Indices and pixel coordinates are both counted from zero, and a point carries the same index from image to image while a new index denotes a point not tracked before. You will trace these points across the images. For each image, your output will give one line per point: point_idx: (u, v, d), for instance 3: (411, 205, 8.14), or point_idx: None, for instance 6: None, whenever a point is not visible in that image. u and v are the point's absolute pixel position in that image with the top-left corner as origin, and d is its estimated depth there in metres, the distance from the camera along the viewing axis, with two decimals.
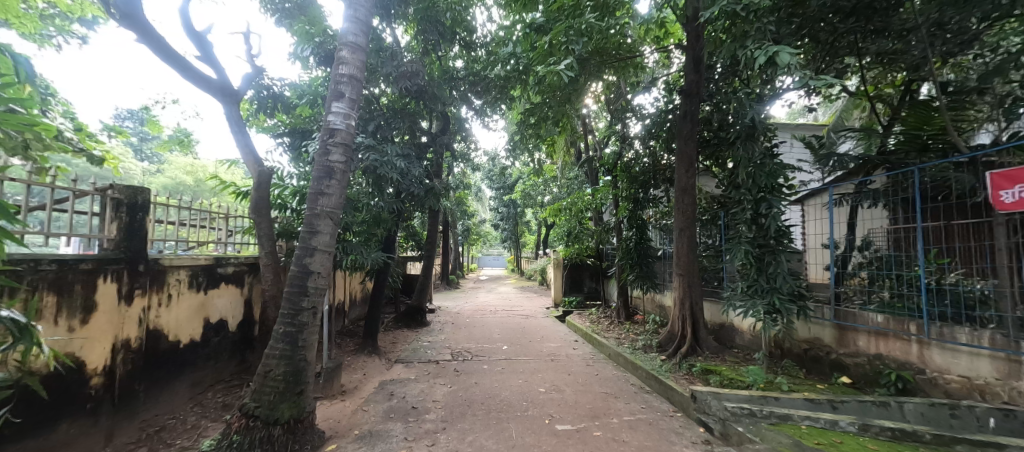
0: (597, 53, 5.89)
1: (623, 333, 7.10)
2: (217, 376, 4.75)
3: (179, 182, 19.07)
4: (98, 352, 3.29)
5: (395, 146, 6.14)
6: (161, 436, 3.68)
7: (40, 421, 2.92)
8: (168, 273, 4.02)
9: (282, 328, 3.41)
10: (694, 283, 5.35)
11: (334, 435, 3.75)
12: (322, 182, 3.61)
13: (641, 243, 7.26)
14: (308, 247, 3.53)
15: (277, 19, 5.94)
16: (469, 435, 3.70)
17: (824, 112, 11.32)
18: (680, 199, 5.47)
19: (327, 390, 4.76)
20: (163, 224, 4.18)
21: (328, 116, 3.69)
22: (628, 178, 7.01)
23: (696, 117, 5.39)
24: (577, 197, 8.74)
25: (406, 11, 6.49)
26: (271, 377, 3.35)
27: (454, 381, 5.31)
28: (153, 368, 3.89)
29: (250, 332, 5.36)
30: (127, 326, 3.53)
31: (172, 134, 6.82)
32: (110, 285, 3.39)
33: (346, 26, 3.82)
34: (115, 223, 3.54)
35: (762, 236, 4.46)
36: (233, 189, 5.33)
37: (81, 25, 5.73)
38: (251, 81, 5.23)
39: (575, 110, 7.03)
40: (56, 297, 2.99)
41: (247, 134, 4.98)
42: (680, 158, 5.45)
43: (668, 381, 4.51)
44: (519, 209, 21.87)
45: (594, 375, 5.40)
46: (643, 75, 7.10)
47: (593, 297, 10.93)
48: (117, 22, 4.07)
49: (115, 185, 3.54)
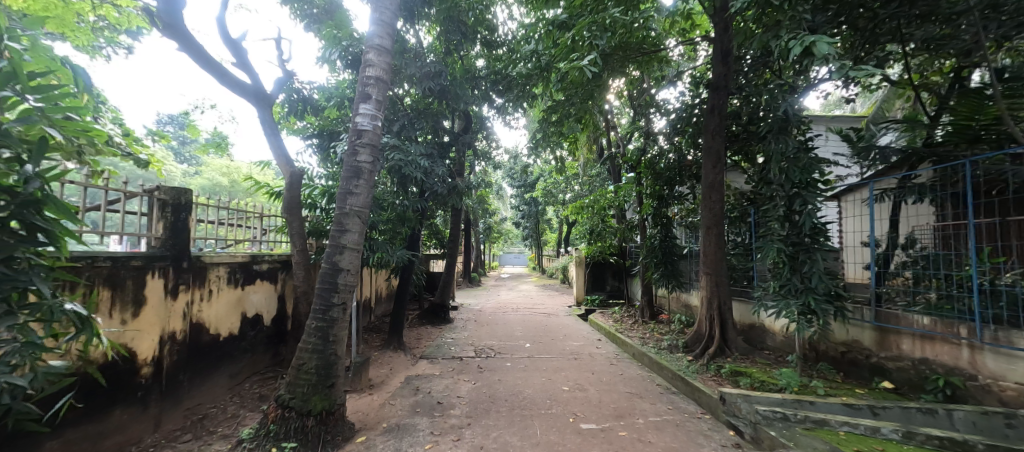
0: (621, 48, 5.80)
1: (648, 333, 6.99)
2: (253, 368, 4.96)
3: (216, 182, 20.00)
4: (147, 344, 3.49)
5: (419, 145, 6.25)
6: (204, 424, 3.89)
7: (98, 407, 3.13)
8: (208, 269, 4.23)
9: (314, 323, 3.54)
10: (722, 282, 5.21)
11: (363, 427, 3.86)
12: (351, 182, 3.72)
13: (666, 241, 7.10)
14: (337, 245, 3.63)
15: (306, 24, 6.10)
16: (494, 431, 3.73)
17: (861, 102, 10.80)
18: (708, 195, 5.34)
19: (356, 383, 4.89)
20: (203, 224, 4.39)
21: (356, 117, 3.79)
22: (652, 175, 6.85)
23: (724, 111, 5.24)
24: (599, 194, 8.66)
25: (428, 12, 6.58)
26: (304, 370, 3.48)
27: (478, 377, 5.37)
28: (196, 359, 4.09)
29: (283, 327, 5.57)
30: (172, 319, 3.74)
31: (209, 138, 7.13)
32: (158, 280, 3.59)
33: (372, 30, 3.92)
34: (161, 223, 3.74)
35: (796, 234, 4.29)
36: (267, 189, 5.55)
37: (128, 36, 6.06)
38: (282, 86, 5.43)
39: (598, 106, 6.95)
40: (110, 292, 3.18)
41: (279, 136, 5.17)
42: (707, 153, 5.32)
43: (695, 383, 4.41)
44: (540, 207, 21.80)
45: (618, 374, 5.35)
46: (668, 69, 6.96)
47: (616, 296, 10.83)
48: (161, 31, 4.30)
49: (161, 186, 3.74)
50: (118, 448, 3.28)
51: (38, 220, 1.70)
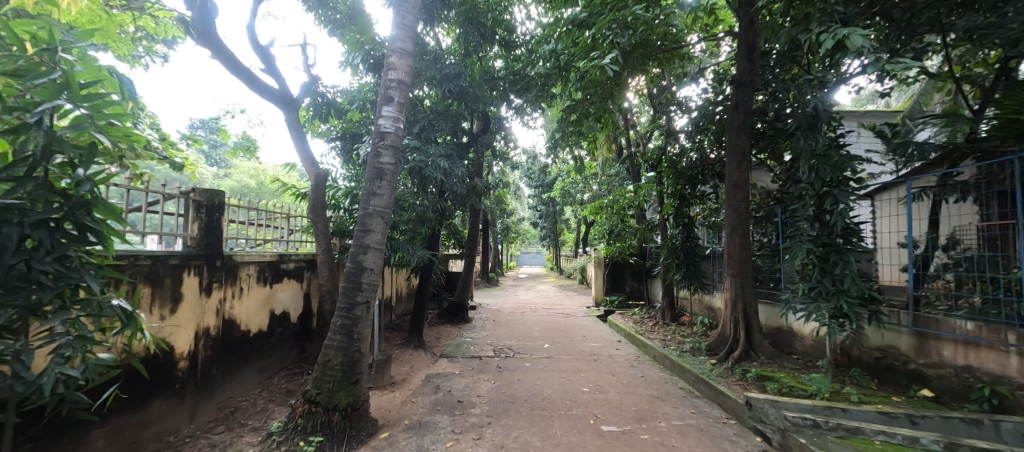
0: (642, 45, 5.71)
1: (670, 335, 6.88)
2: (281, 363, 5.12)
3: (244, 184, 20.68)
4: (184, 339, 3.65)
5: (439, 147, 6.32)
6: (236, 416, 4.05)
7: (139, 398, 3.29)
8: (239, 268, 4.39)
9: (339, 321, 3.63)
10: (747, 284, 5.08)
11: (386, 423, 3.93)
12: (374, 183, 3.79)
13: (688, 242, 6.97)
14: (361, 244, 3.71)
15: (329, 30, 6.07)
16: (514, 431, 3.75)
17: (897, 97, 10.33)
18: (732, 194, 5.21)
19: (378, 380, 4.99)
20: (234, 224, 4.56)
21: (379, 120, 3.87)
22: (673, 174, 6.70)
23: (749, 108, 5.11)
24: (619, 194, 8.56)
25: (448, 15, 6.65)
26: (329, 367, 3.56)
27: (498, 377, 5.39)
28: (228, 354, 4.26)
29: (308, 324, 5.72)
30: (206, 315, 3.89)
31: (238, 141, 7.38)
32: (193, 278, 3.74)
33: (394, 33, 3.99)
34: (197, 223, 3.90)
35: (826, 234, 4.15)
36: (293, 190, 5.71)
37: (164, 45, 6.33)
38: (308, 90, 5.57)
39: (618, 105, 6.87)
40: (151, 289, 3.33)
41: (305, 139, 5.31)
42: (731, 151, 5.19)
43: (719, 386, 4.32)
44: (558, 207, 21.71)
45: (639, 376, 5.29)
46: (689, 65, 6.83)
47: (635, 297, 10.69)
48: (195, 39, 4.48)
49: (196, 188, 3.90)
50: (158, 437, 3.44)
51: (88, 221, 1.81)
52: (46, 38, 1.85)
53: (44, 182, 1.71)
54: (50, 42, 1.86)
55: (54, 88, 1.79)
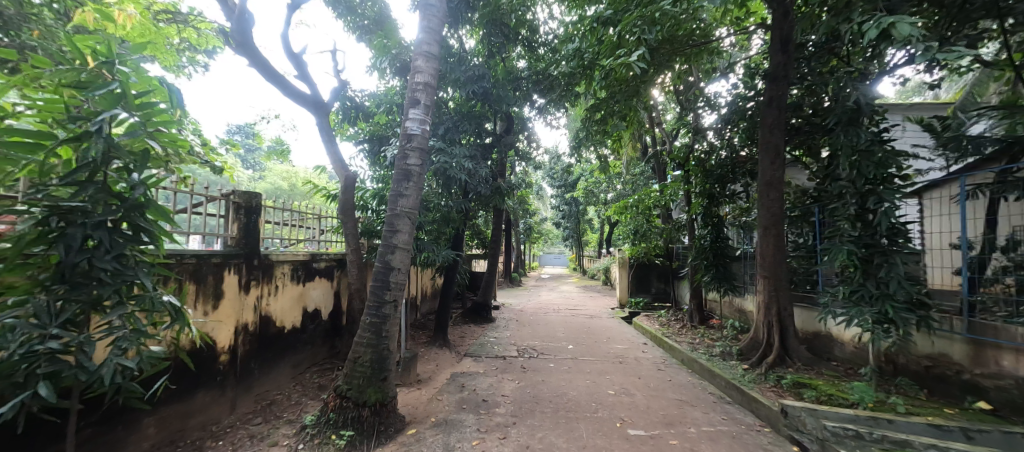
0: (668, 41, 5.61)
1: (698, 338, 6.71)
2: (313, 359, 5.29)
3: (278, 187, 21.52)
4: (225, 333, 3.82)
5: (463, 148, 6.39)
6: (272, 409, 4.21)
7: (186, 389, 3.47)
8: (275, 266, 4.56)
9: (368, 318, 3.71)
10: (782, 287, 4.89)
11: (413, 420, 4.01)
12: (401, 184, 3.87)
13: (718, 243, 6.77)
14: (389, 244, 3.79)
15: (357, 36, 6.25)
16: (539, 432, 3.75)
17: (948, 88, 9.67)
18: (765, 193, 5.03)
19: (405, 378, 5.08)
20: (269, 224, 4.75)
21: (406, 123, 3.94)
22: (701, 173, 6.52)
23: (784, 102, 4.92)
24: (644, 194, 8.40)
25: (471, 17, 6.73)
26: (360, 363, 3.65)
27: (523, 377, 5.40)
28: (264, 349, 4.43)
29: (338, 321, 5.89)
30: (245, 311, 4.07)
31: (272, 145, 7.65)
32: (233, 276, 3.92)
33: (420, 37, 4.05)
34: (236, 223, 4.08)
35: (869, 234, 3.95)
36: (324, 192, 5.89)
37: (205, 55, 6.65)
38: (338, 94, 5.74)
39: (644, 103, 6.75)
40: (196, 286, 3.51)
41: (335, 142, 5.47)
42: (764, 148, 5.02)
43: (753, 393, 4.17)
44: (581, 207, 21.52)
45: (667, 380, 5.18)
46: (718, 60, 6.63)
47: (662, 299, 10.47)
48: (234, 49, 4.70)
49: (235, 190, 4.09)
50: (202, 427, 3.62)
51: (142, 221, 1.93)
52: (105, 52, 1.98)
53: (103, 186, 1.84)
54: (107, 56, 1.99)
55: (112, 99, 1.93)
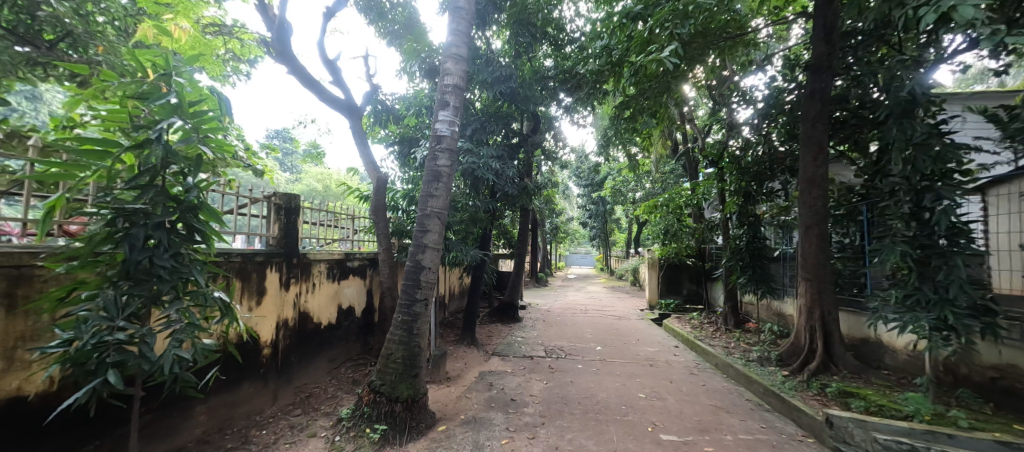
0: (701, 34, 5.44)
1: (733, 342, 6.49)
2: (347, 354, 5.47)
3: (313, 188, 22.36)
4: (267, 328, 4.01)
5: (490, 148, 6.46)
6: (310, 401, 4.39)
7: (233, 380, 3.67)
8: (312, 265, 4.74)
9: (400, 316, 3.80)
10: (825, 289, 4.67)
11: (443, 417, 4.08)
12: (431, 185, 3.94)
13: (755, 243, 6.52)
14: (420, 244, 3.87)
15: (388, 41, 6.39)
16: (568, 433, 3.73)
17: (1015, 75, 8.87)
18: (806, 191, 4.81)
19: (435, 375, 5.18)
20: (306, 225, 4.93)
21: (435, 124, 4.01)
22: (736, 170, 6.28)
23: (827, 95, 4.69)
24: (674, 192, 8.19)
25: (498, 18, 6.79)
26: (392, 360, 3.74)
27: (550, 377, 5.39)
28: (303, 343, 4.62)
29: (371, 319, 6.06)
30: (285, 307, 4.26)
31: (308, 148, 7.94)
32: (274, 273, 4.11)
33: (450, 39, 4.11)
34: (276, 224, 4.26)
35: (926, 235, 3.71)
36: (358, 193, 6.08)
37: (247, 64, 6.97)
38: (369, 98, 5.90)
39: (674, 99, 6.56)
40: (242, 283, 3.69)
41: (368, 145, 5.62)
42: (806, 144, 4.80)
43: (794, 401, 4.01)
44: (609, 206, 21.20)
45: (700, 385, 5.04)
46: (755, 52, 6.36)
47: (693, 301, 10.18)
48: (274, 57, 4.91)
49: (276, 192, 4.26)
50: (247, 416, 3.82)
51: (196, 222, 2.07)
52: (164, 65, 2.12)
53: (162, 190, 1.97)
54: (165, 68, 2.13)
55: (169, 109, 2.06)
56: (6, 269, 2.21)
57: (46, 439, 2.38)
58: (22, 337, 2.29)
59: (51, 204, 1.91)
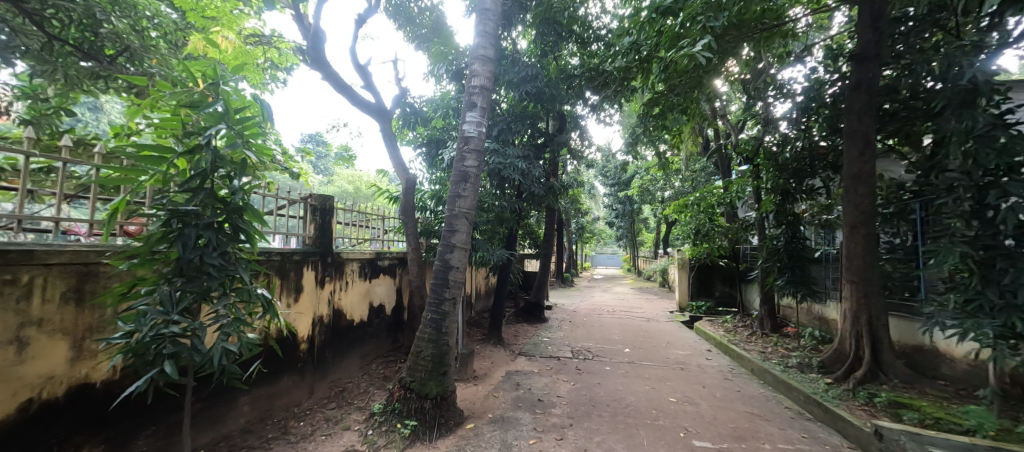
0: (735, 26, 5.26)
1: (770, 347, 6.26)
2: (378, 351, 5.62)
3: (344, 190, 23.05)
4: (304, 324, 4.18)
5: (516, 148, 6.50)
6: (344, 395, 4.54)
7: (274, 373, 3.85)
8: (345, 264, 4.89)
9: (429, 315, 3.88)
10: (872, 292, 4.43)
11: (471, 415, 4.14)
12: (459, 186, 4.01)
13: (793, 243, 6.26)
14: (448, 243, 3.94)
15: (417, 44, 6.52)
16: (597, 435, 3.71)
17: None
18: (851, 188, 4.57)
19: (463, 373, 5.25)
20: (340, 226, 5.09)
21: (463, 125, 4.07)
22: (774, 168, 6.05)
23: (874, 86, 4.46)
24: (706, 191, 7.95)
25: (524, 17, 6.80)
26: (421, 357, 3.81)
27: (577, 378, 5.36)
28: (337, 340, 4.79)
29: (400, 317, 6.20)
30: (320, 304, 4.42)
31: (339, 151, 8.18)
32: (311, 271, 4.27)
33: (476, 41, 4.16)
34: (313, 224, 4.43)
35: (989, 234, 3.48)
36: (388, 194, 6.24)
37: (284, 72, 7.27)
38: (399, 101, 6.04)
39: (706, 95, 6.38)
40: (281, 280, 3.86)
41: (397, 147, 5.76)
42: (851, 138, 4.58)
43: (838, 410, 3.83)
44: (636, 206, 20.82)
45: (735, 391, 4.89)
46: (793, 43, 6.10)
47: (725, 303, 9.88)
48: (309, 65, 5.11)
49: (312, 193, 4.43)
50: (286, 407, 4.00)
51: (241, 222, 2.19)
52: (212, 75, 2.25)
53: (211, 192, 2.10)
54: (213, 77, 2.26)
55: (217, 116, 2.19)
56: (74, 266, 2.40)
57: (109, 424, 2.57)
58: (89, 329, 2.49)
59: (115, 207, 2.08)
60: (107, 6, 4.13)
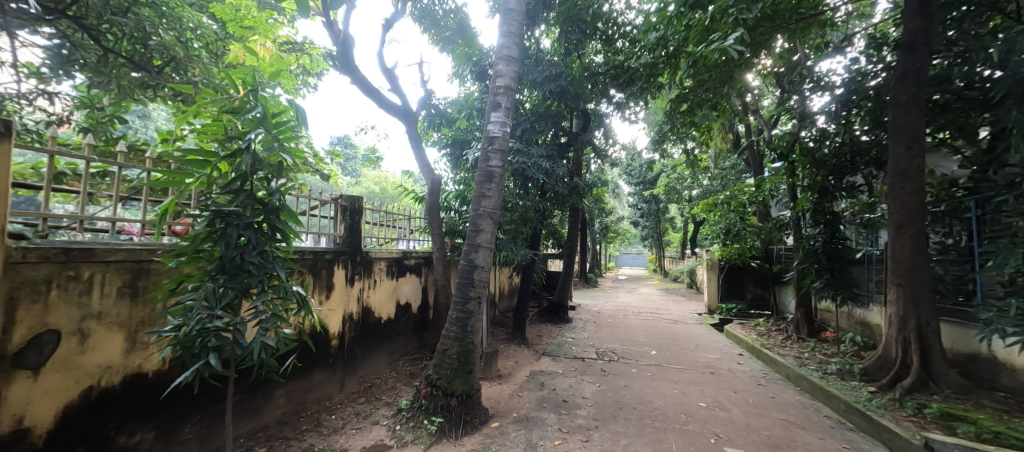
0: (769, 17, 5.08)
1: (806, 352, 6.04)
2: (405, 348, 5.74)
3: (371, 191, 23.59)
4: (335, 320, 4.31)
5: (540, 148, 6.50)
6: (373, 391, 4.67)
7: (307, 368, 4.00)
8: (373, 262, 5.03)
9: (454, 313, 3.94)
10: (921, 294, 4.19)
11: (496, 414, 4.17)
12: (484, 186, 4.04)
13: (832, 243, 6.00)
14: (473, 243, 3.98)
15: (441, 47, 6.61)
16: (624, 438, 3.68)
17: None
18: (897, 185, 4.34)
19: (488, 372, 5.30)
20: (370, 226, 5.23)
21: (487, 126, 4.11)
22: (811, 165, 5.81)
23: (923, 76, 4.23)
24: (736, 190, 7.72)
25: (548, 17, 6.84)
26: (447, 355, 3.88)
27: (602, 380, 5.32)
28: (366, 336, 4.93)
29: (426, 315, 6.31)
30: (350, 301, 4.56)
31: (366, 153, 8.38)
32: (341, 269, 4.41)
33: (501, 42, 4.18)
34: (342, 224, 4.56)
35: None
36: (414, 195, 6.36)
37: (314, 77, 7.51)
38: (424, 103, 6.14)
39: (736, 90, 6.19)
40: (314, 278, 4.00)
41: (422, 148, 5.87)
42: (897, 132, 4.36)
43: (883, 421, 3.66)
44: (662, 205, 20.41)
45: (769, 397, 4.74)
46: (831, 33, 5.83)
47: (758, 306, 9.53)
48: (339, 69, 5.27)
49: (342, 194, 4.56)
50: (319, 401, 4.15)
51: (278, 222, 2.29)
52: (251, 82, 2.36)
53: (251, 194, 2.22)
54: (252, 84, 2.37)
55: (256, 121, 2.29)
56: (129, 263, 2.57)
57: (160, 412, 2.74)
58: (142, 322, 2.66)
59: (166, 208, 2.22)
60: (156, 20, 4.39)
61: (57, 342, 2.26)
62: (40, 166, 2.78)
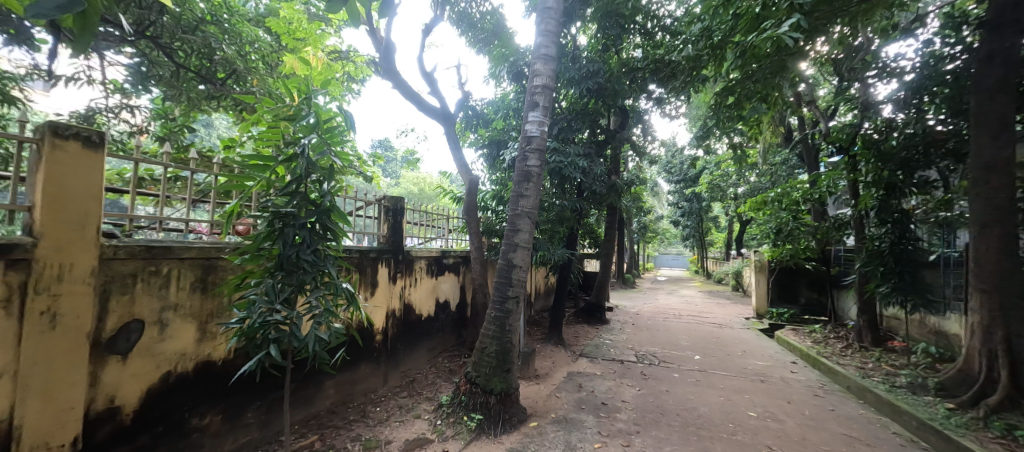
0: (827, 1, 4.75)
1: (869, 363, 5.63)
2: (444, 346, 5.88)
3: (409, 191, 24.19)
4: (379, 316, 4.49)
5: (577, 147, 6.46)
6: (414, 385, 4.82)
7: (354, 361, 4.18)
8: (414, 261, 5.20)
9: (493, 312, 4.00)
10: (1008, 300, 3.81)
11: (534, 414, 4.19)
12: (521, 185, 4.07)
13: (902, 243, 5.55)
14: (511, 243, 4.02)
15: (479, 49, 6.71)
16: (666, 445, 3.60)
17: None
18: (980, 179, 3.96)
19: (525, 371, 5.34)
20: (411, 225, 5.40)
21: (526, 125, 4.14)
22: (875, 159, 5.40)
23: (1013, 57, 3.85)
24: (788, 187, 7.31)
25: (585, 13, 6.75)
26: (486, 353, 3.93)
27: (643, 384, 5.22)
28: (407, 333, 5.09)
29: (464, 314, 6.43)
30: (392, 299, 4.73)
31: (405, 155, 8.63)
32: (384, 267, 4.58)
33: (538, 41, 4.19)
34: (386, 223, 4.75)
35: None
36: (451, 195, 6.50)
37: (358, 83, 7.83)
38: (462, 105, 6.27)
39: (788, 81, 5.85)
40: (360, 275, 4.18)
41: (460, 149, 5.98)
42: (980, 122, 3.98)
43: (965, 443, 3.37)
44: (705, 203, 19.63)
45: (826, 410, 4.46)
46: (899, 15, 5.38)
47: (813, 310, 8.94)
48: (381, 75, 5.48)
49: (385, 195, 4.74)
50: (365, 392, 4.34)
51: (329, 222, 2.43)
52: (306, 90, 2.51)
53: (304, 195, 2.37)
54: (306, 92, 2.52)
55: (310, 125, 2.43)
56: (200, 260, 2.80)
57: (226, 396, 2.97)
58: (211, 314, 2.89)
59: (231, 209, 2.42)
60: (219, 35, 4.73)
61: (141, 330, 2.50)
62: (125, 172, 3.13)
